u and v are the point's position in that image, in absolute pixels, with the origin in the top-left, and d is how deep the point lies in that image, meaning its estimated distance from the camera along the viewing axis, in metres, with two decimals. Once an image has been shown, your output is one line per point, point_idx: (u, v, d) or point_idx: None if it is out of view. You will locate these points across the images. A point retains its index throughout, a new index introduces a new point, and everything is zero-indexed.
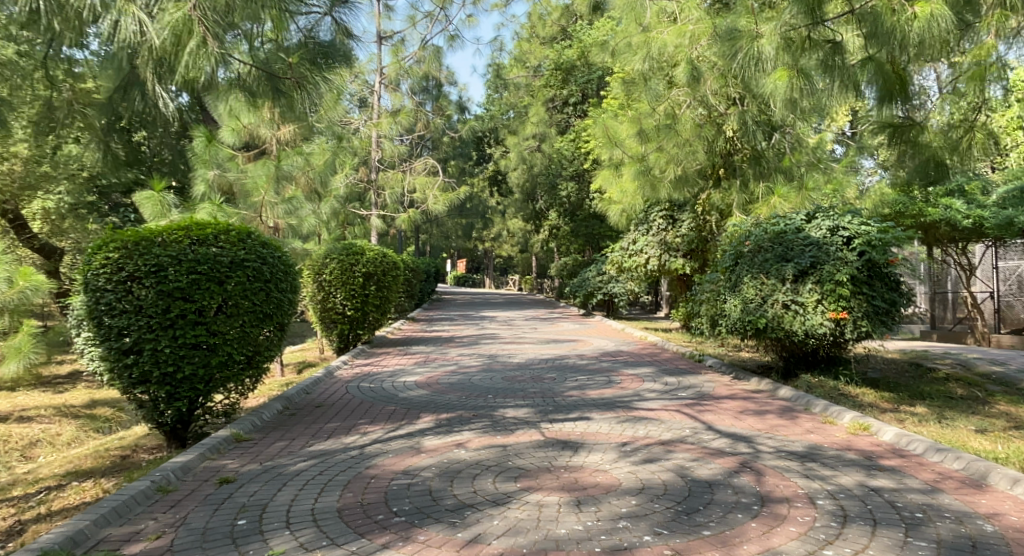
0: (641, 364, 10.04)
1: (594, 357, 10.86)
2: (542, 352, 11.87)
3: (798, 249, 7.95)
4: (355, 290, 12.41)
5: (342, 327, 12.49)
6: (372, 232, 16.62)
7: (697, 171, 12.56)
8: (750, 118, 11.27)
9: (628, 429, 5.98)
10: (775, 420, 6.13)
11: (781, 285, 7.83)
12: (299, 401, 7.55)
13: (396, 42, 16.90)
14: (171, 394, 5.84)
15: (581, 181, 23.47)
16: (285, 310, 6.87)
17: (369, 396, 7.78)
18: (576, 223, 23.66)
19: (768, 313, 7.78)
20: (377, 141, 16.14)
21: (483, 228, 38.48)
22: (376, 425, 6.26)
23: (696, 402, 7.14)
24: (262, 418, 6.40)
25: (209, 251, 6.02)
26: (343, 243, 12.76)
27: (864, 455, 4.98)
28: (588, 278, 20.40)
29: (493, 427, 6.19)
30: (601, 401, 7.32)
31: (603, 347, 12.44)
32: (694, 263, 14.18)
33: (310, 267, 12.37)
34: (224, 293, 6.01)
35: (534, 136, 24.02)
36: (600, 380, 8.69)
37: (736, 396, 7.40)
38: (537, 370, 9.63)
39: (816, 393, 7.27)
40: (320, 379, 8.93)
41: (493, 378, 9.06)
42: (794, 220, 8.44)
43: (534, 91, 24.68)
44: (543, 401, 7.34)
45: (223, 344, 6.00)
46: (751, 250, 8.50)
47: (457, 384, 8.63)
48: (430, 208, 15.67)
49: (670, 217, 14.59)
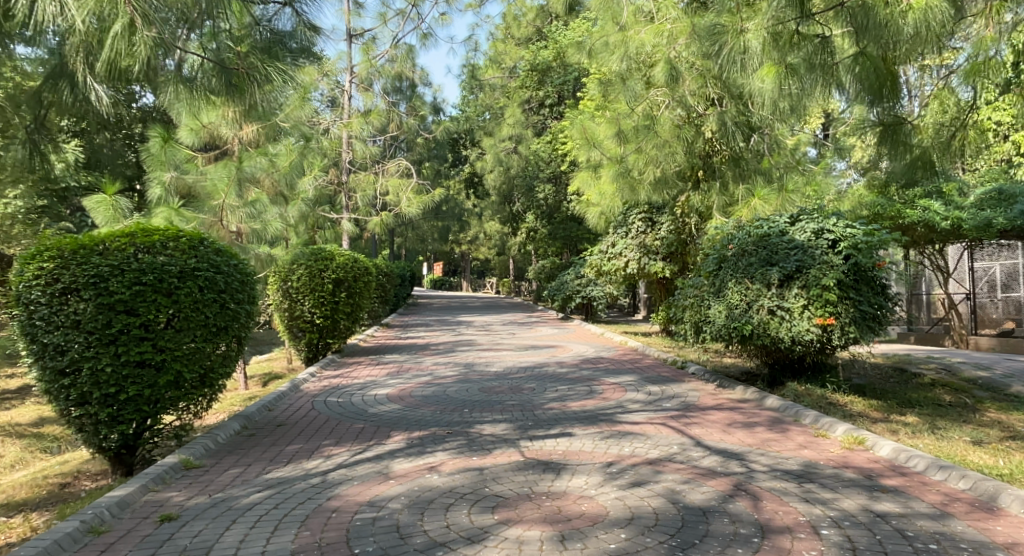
0: (622, 372, 9.68)
1: (573, 365, 10.50)
2: (519, 359, 11.47)
3: (783, 253, 7.63)
4: (325, 297, 11.92)
5: (311, 336, 12.01)
6: (344, 237, 16.12)
7: (676, 172, 12.28)
8: (730, 119, 11.00)
9: (612, 446, 5.61)
10: (766, 434, 5.80)
11: (767, 290, 7.50)
12: (260, 419, 7.08)
13: (367, 40, 16.44)
14: (113, 417, 5.47)
15: (557, 183, 23.16)
16: (244, 322, 6.47)
17: (336, 413, 7.31)
18: (554, 225, 23.31)
19: (754, 319, 7.43)
20: (348, 142, 15.68)
21: (461, 231, 38.05)
22: (341, 447, 5.84)
23: (681, 414, 6.81)
24: (216, 440, 6.02)
25: (156, 260, 5.62)
26: (311, 249, 12.30)
27: (864, 474, 4.64)
28: (566, 282, 20.06)
29: (468, 446, 5.78)
30: (581, 414, 6.94)
31: (582, 353, 12.07)
32: (673, 266, 13.86)
33: (276, 273, 11.88)
34: (172, 306, 5.61)
35: (510, 137, 23.66)
36: (581, 391, 8.33)
37: (722, 406, 7.07)
38: (514, 381, 9.23)
39: (805, 402, 6.94)
40: (283, 395, 8.44)
41: (469, 389, 8.64)
42: (778, 223, 8.14)
43: (509, 92, 24.32)
44: (521, 415, 6.93)
45: (172, 362, 5.61)
46: (734, 254, 8.17)
47: (431, 397, 8.19)
48: (403, 211, 15.21)
49: (649, 220, 14.30)
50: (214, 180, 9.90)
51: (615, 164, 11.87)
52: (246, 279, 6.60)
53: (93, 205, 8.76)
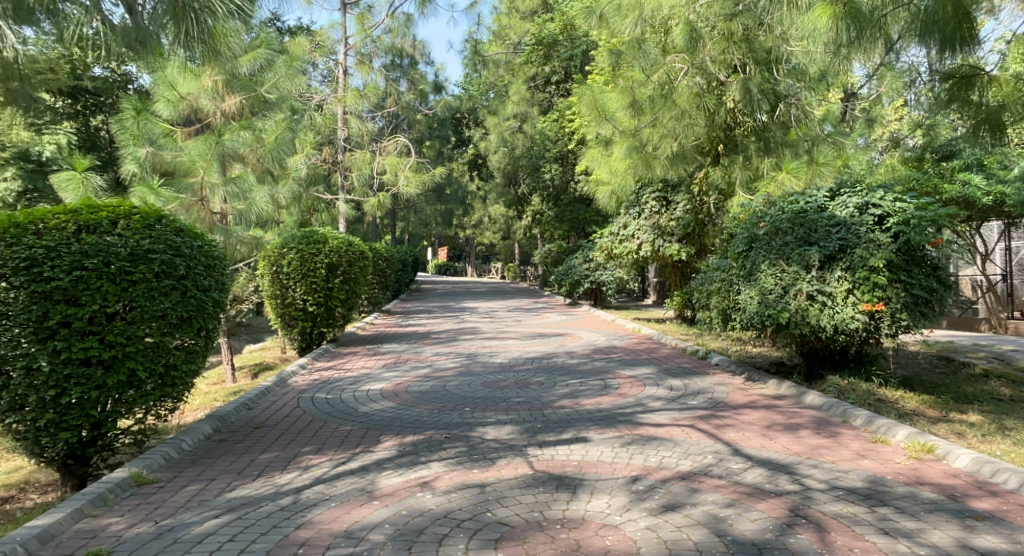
0: (638, 363, 8.89)
1: (584, 356, 9.68)
2: (526, 349, 10.66)
3: (823, 231, 6.80)
4: (318, 283, 11.13)
5: (304, 325, 11.23)
6: (341, 219, 15.33)
7: (693, 146, 11.43)
8: (754, 86, 10.23)
9: (635, 456, 4.81)
10: (814, 440, 4.98)
11: (805, 272, 6.68)
12: (237, 420, 6.31)
13: (363, 10, 15.65)
14: (56, 423, 4.79)
15: (564, 162, 22.43)
16: (212, 313, 5.70)
17: (323, 413, 6.52)
18: (561, 207, 22.46)
19: (790, 304, 6.60)
20: (343, 117, 14.91)
21: (466, 215, 37.23)
22: (322, 457, 5.07)
23: (711, 414, 6.01)
24: (179, 449, 5.28)
25: (101, 241, 4.87)
26: (303, 231, 11.49)
27: (946, 493, 3.83)
28: (574, 266, 19.21)
29: (468, 456, 4.98)
30: (597, 414, 6.15)
31: (594, 341, 11.28)
32: (690, 248, 12.98)
33: (266, 258, 11.08)
34: (121, 295, 4.87)
35: (515, 116, 22.76)
36: (594, 385, 7.53)
37: (755, 404, 6.26)
38: (521, 373, 8.44)
39: (850, 398, 6.12)
40: (267, 391, 7.66)
41: (471, 384, 7.85)
42: (815, 199, 7.31)
43: (514, 69, 23.51)
44: (529, 416, 6.14)
45: (122, 359, 4.89)
46: (765, 234, 7.32)
47: (430, 394, 7.39)
48: (401, 190, 14.40)
49: (663, 199, 13.42)
50: (192, 156, 9.17)
51: (629, 137, 11.08)
52: (215, 264, 5.83)
53: (61, 182, 7.98)
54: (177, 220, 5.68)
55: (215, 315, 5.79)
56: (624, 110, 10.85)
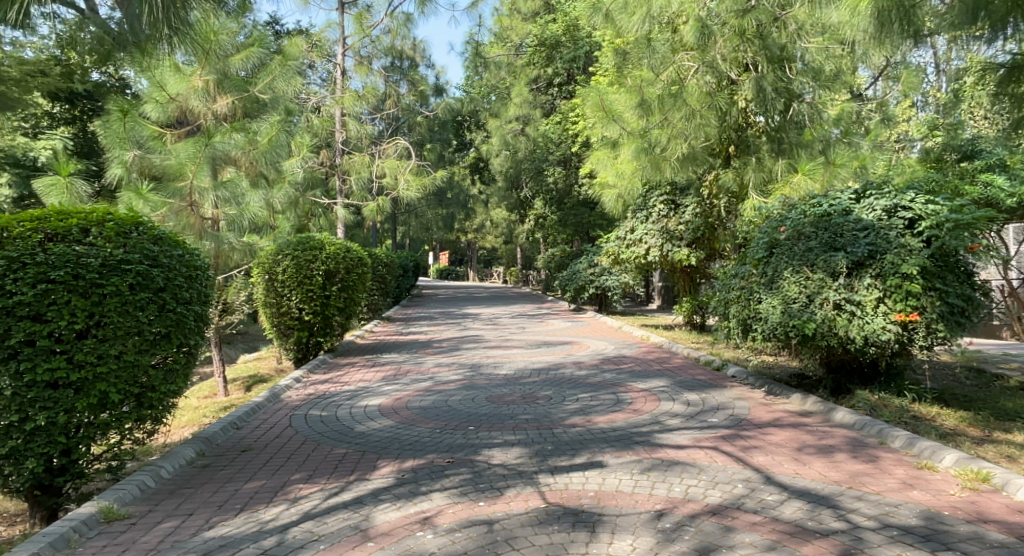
0: (650, 375, 8.44)
1: (593, 367, 9.23)
2: (532, 359, 10.22)
3: (850, 235, 6.36)
4: (314, 291, 10.69)
5: (300, 334, 10.78)
6: (339, 225, 14.90)
7: (704, 146, 11.00)
8: (768, 84, 9.81)
9: (657, 485, 4.37)
10: (854, 466, 4.54)
11: (832, 280, 6.24)
12: (223, 441, 5.86)
13: (362, 9, 15.25)
14: (20, 452, 4.37)
15: (567, 166, 22.04)
16: (194, 329, 5.27)
17: (316, 434, 6.08)
18: (564, 211, 22.03)
19: (815, 314, 6.16)
20: (341, 119, 14.55)
21: (467, 219, 36.81)
22: (313, 487, 4.64)
23: (735, 434, 5.56)
24: (157, 477, 4.85)
25: (70, 251, 4.46)
26: (299, 238, 11.07)
27: (1015, 534, 3.40)
28: (578, 271, 18.76)
29: (473, 484, 4.55)
30: (612, 434, 5.70)
31: (602, 350, 10.84)
32: (700, 253, 12.53)
33: (260, 265, 10.65)
34: (91, 310, 4.46)
35: (517, 119, 22.38)
36: (605, 400, 7.08)
37: (782, 422, 5.81)
38: (527, 387, 7.99)
39: (884, 416, 5.67)
40: (257, 408, 7.21)
41: (475, 399, 7.40)
42: (841, 201, 6.85)
43: (516, 71, 23.14)
44: (538, 436, 5.70)
45: (93, 381, 4.47)
46: (787, 239, 6.87)
47: (431, 410, 6.94)
48: (401, 194, 13.92)
49: (672, 202, 12.97)
50: (179, 159, 8.76)
51: (638, 138, 10.67)
52: (199, 275, 5.41)
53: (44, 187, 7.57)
54: (157, 227, 5.26)
55: (198, 330, 5.37)
56: (632, 110, 10.47)
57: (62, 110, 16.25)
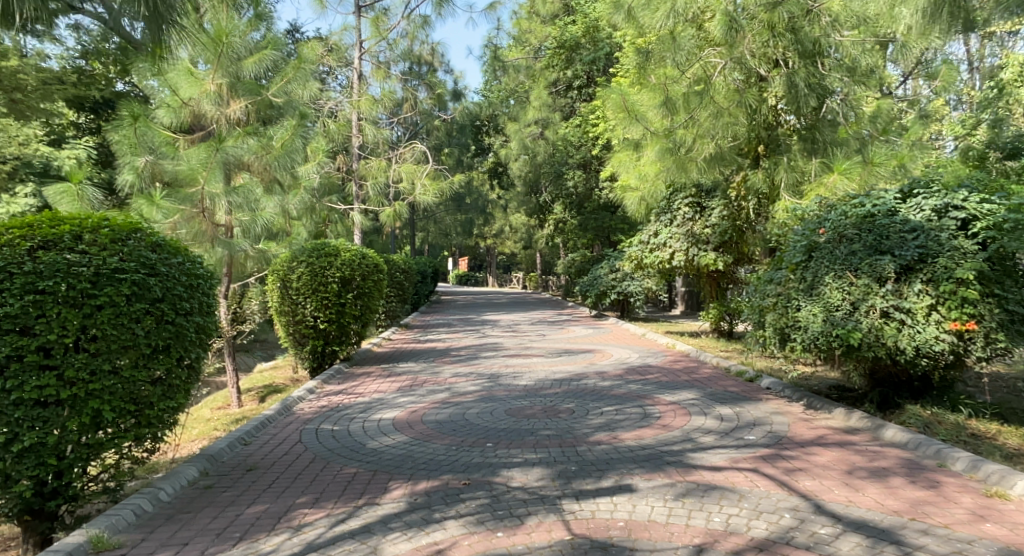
0: (678, 386, 8.01)
1: (618, 377, 8.81)
2: (553, 368, 9.83)
3: (897, 237, 5.91)
4: (329, 298, 10.39)
5: (315, 343, 10.48)
6: (355, 230, 14.61)
7: (732, 146, 10.53)
8: (800, 80, 9.37)
9: (695, 514, 3.97)
10: (914, 493, 4.10)
11: (878, 285, 5.79)
12: (229, 459, 5.55)
13: (378, 12, 14.90)
14: (9, 475, 4.07)
15: (588, 169, 21.63)
16: (195, 341, 4.94)
17: (327, 451, 5.74)
18: (585, 215, 21.62)
19: (861, 322, 5.72)
20: (358, 124, 14.30)
21: (486, 225, 36.53)
22: (319, 513, 4.29)
23: (775, 454, 5.13)
24: (155, 501, 4.53)
25: (60, 259, 4.16)
26: (314, 244, 10.79)
27: None
28: (599, 276, 18.33)
29: (493, 511, 4.18)
30: (641, 453, 5.30)
31: (626, 359, 10.43)
32: (727, 257, 12.08)
33: (274, 272, 10.38)
34: (83, 323, 4.16)
35: (536, 122, 22.04)
36: (632, 414, 6.66)
37: (827, 440, 5.37)
38: (549, 399, 7.60)
39: (940, 433, 5.22)
40: (267, 422, 6.89)
41: (495, 412, 7.03)
42: (885, 201, 6.39)
43: (535, 74, 22.82)
44: (562, 454, 5.31)
45: (85, 399, 4.17)
46: (827, 242, 6.41)
47: (449, 425, 6.58)
48: (418, 199, 13.46)
49: (697, 205, 12.50)
50: (189, 166, 8.40)
51: (662, 138, 10.25)
52: (199, 283, 5.08)
53: (54, 195, 6.91)
54: (156, 233, 4.95)
55: (199, 342, 5.04)
56: (656, 109, 10.06)
57: (88, 121, 16.39)
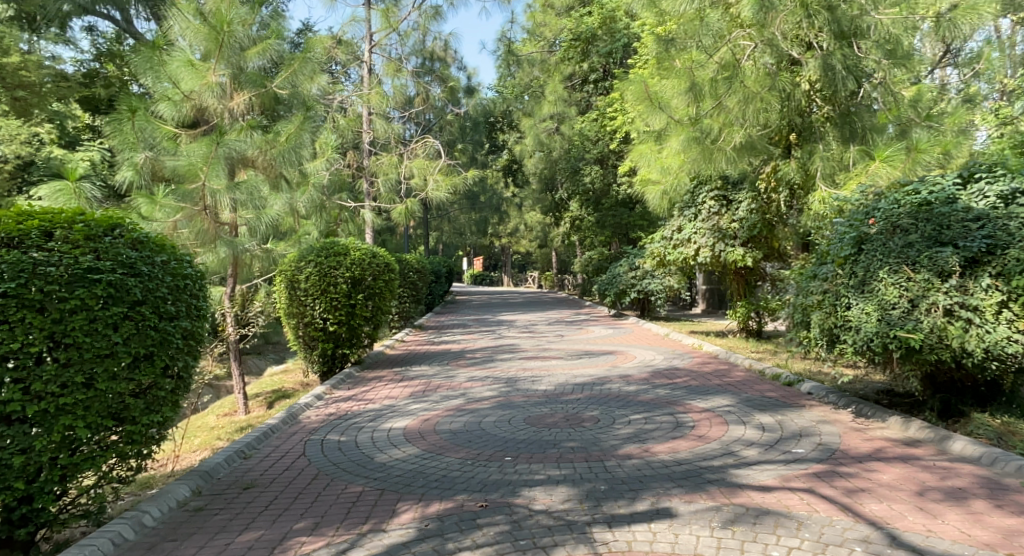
0: (711, 391, 7.46)
1: (644, 381, 8.27)
2: (575, 371, 9.30)
3: (960, 227, 5.35)
4: (338, 299, 9.91)
5: (325, 346, 10.01)
6: (367, 229, 14.14)
7: (762, 134, 9.93)
8: (837, 62, 8.77)
9: (749, 545, 3.46)
10: (1003, 521, 3.56)
11: (940, 281, 5.23)
12: (226, 475, 5.07)
13: (388, 3, 14.37)
14: None
15: (605, 164, 21.05)
16: (183, 348, 4.44)
17: (332, 465, 5.25)
18: (602, 212, 21.05)
19: (922, 322, 5.17)
20: (368, 118, 13.89)
21: (501, 224, 36.04)
22: (317, 542, 3.81)
23: (831, 471, 4.57)
24: (138, 527, 4.05)
25: (25, 258, 3.67)
26: (323, 243, 10.34)
27: None
28: (618, 274, 17.77)
29: (515, 541, 3.68)
30: (679, 469, 4.77)
31: (651, 361, 9.87)
32: (756, 253, 11.50)
33: (282, 272, 9.92)
34: (52, 330, 3.67)
35: (551, 117, 21.51)
36: (663, 423, 6.11)
37: (887, 455, 4.81)
38: (573, 406, 7.06)
39: (1017, 446, 4.65)
40: (270, 432, 6.43)
41: (516, 421, 6.52)
42: (944, 187, 5.80)
43: (549, 68, 22.30)
44: (590, 470, 4.80)
45: (55, 414, 3.67)
46: (879, 234, 5.84)
47: (466, 435, 6.07)
48: (430, 195, 12.89)
49: (723, 198, 11.90)
50: (187, 161, 7.77)
51: (688, 127, 9.68)
52: (187, 283, 4.58)
53: (50, 194, 6.50)
54: (139, 229, 4.47)
55: (187, 348, 4.54)
56: (682, 96, 9.49)
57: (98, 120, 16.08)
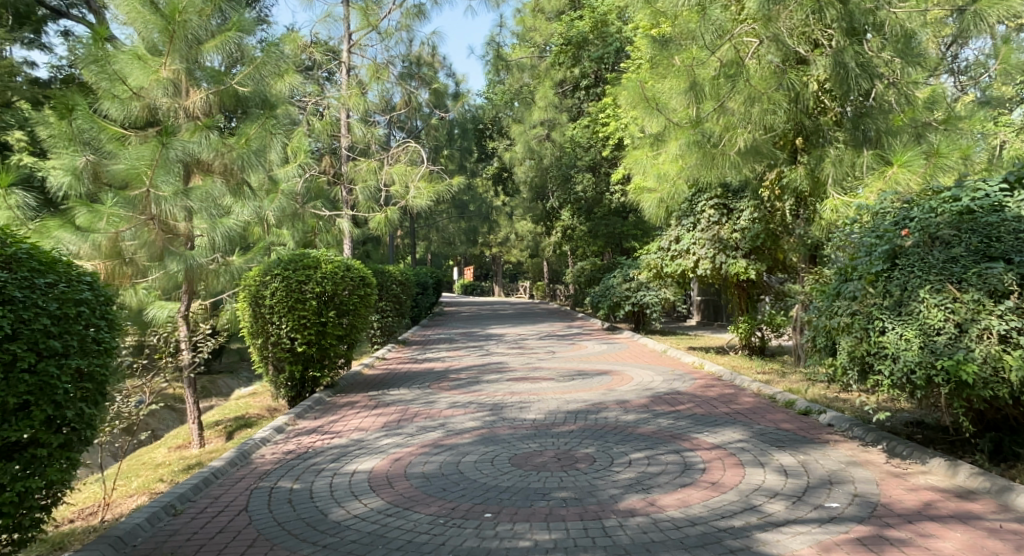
0: (720, 422, 6.67)
1: (644, 408, 7.47)
2: (566, 395, 8.49)
3: (1012, 239, 4.61)
4: (307, 317, 9.09)
5: (293, 369, 9.18)
6: (345, 240, 13.29)
7: (769, 138, 9.08)
8: (850, 58, 8.04)
9: None
10: None
11: (992, 302, 4.47)
12: (144, 540, 4.31)
13: (367, 0, 13.58)
14: None
15: (597, 172, 20.29)
16: (75, 394, 3.85)
17: (275, 527, 4.42)
18: (595, 221, 20.26)
19: (973, 350, 4.39)
20: (346, 122, 13.15)
21: (492, 233, 35.21)
22: None
23: (878, 536, 3.79)
24: None
25: None
26: (291, 255, 9.53)
27: None
28: (611, 286, 16.98)
29: None
30: (693, 532, 3.97)
31: (649, 383, 9.07)
32: (760, 265, 10.74)
33: (246, 288, 9.10)
34: None
35: (541, 123, 20.76)
36: (669, 464, 5.29)
37: (942, 514, 4.02)
38: (565, 440, 6.25)
39: None
40: (211, 478, 5.61)
41: (499, 460, 5.70)
42: (987, 193, 5.00)
43: (539, 73, 21.57)
44: (586, 534, 4.00)
45: None
46: (915, 247, 5.05)
47: (440, 481, 5.25)
48: (411, 203, 12.06)
49: (723, 207, 11.14)
50: (129, 163, 6.92)
51: (689, 129, 8.85)
52: (81, 311, 3.95)
53: None
54: (23, 247, 3.86)
55: (82, 393, 3.96)
56: (680, 97, 8.71)
57: None
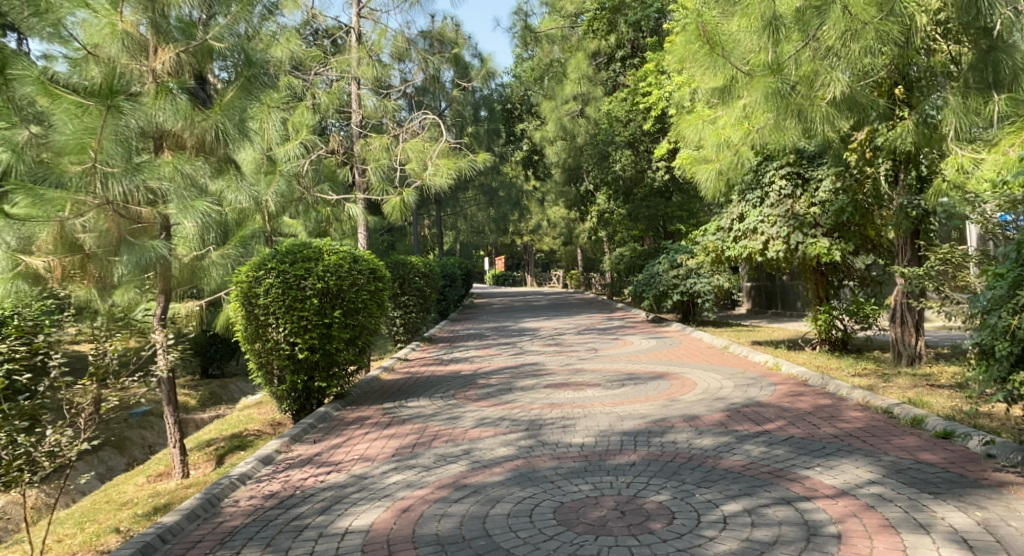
0: (830, 450, 5.05)
1: (722, 427, 5.88)
2: (620, 408, 6.91)
3: None
4: (308, 317, 7.69)
5: (295, 379, 7.76)
6: (359, 227, 11.90)
7: (864, 84, 7.48)
8: None
9: None
10: None
11: None
12: None
13: None
14: None
15: (636, 148, 18.51)
16: None
17: None
18: (634, 203, 18.43)
19: None
20: (356, 95, 11.85)
21: (522, 220, 33.64)
22: None
23: None
24: None
25: None
26: (291, 246, 8.18)
27: None
28: (656, 273, 15.30)
29: None
30: None
31: (717, 390, 7.47)
32: (845, 243, 9.02)
33: (236, 286, 7.73)
34: None
35: (575, 98, 19.15)
36: (785, 526, 3.72)
37: None
38: (628, 480, 4.68)
39: None
40: (156, 544, 4.24)
41: (540, 514, 4.19)
42: None
43: (571, 45, 19.95)
44: None
45: None
46: None
47: (458, 551, 3.76)
48: (429, 183, 10.56)
49: (797, 176, 9.43)
50: (69, 133, 5.34)
51: (766, 77, 6.99)
52: None
53: None
54: None
55: None
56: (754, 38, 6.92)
57: None
